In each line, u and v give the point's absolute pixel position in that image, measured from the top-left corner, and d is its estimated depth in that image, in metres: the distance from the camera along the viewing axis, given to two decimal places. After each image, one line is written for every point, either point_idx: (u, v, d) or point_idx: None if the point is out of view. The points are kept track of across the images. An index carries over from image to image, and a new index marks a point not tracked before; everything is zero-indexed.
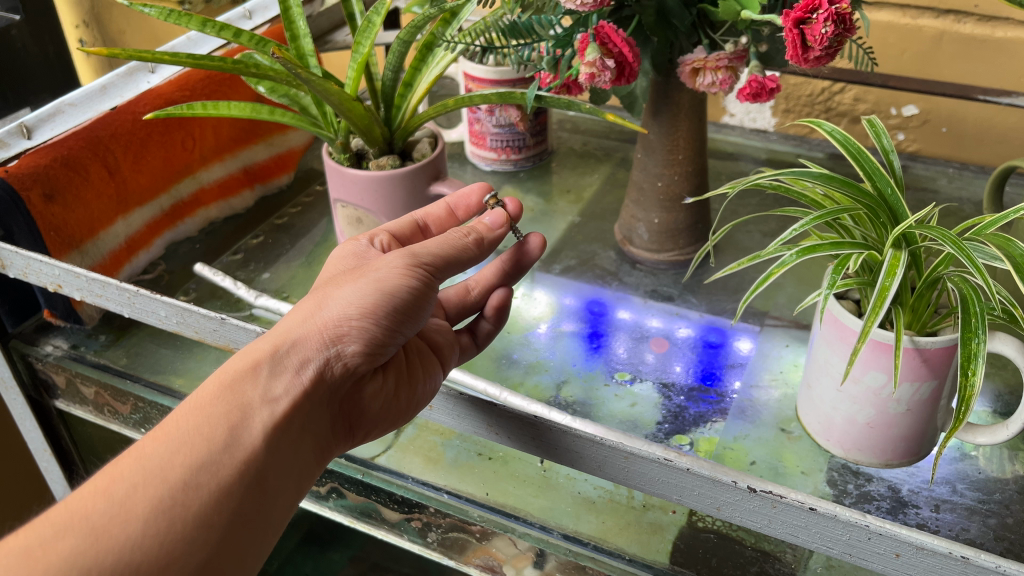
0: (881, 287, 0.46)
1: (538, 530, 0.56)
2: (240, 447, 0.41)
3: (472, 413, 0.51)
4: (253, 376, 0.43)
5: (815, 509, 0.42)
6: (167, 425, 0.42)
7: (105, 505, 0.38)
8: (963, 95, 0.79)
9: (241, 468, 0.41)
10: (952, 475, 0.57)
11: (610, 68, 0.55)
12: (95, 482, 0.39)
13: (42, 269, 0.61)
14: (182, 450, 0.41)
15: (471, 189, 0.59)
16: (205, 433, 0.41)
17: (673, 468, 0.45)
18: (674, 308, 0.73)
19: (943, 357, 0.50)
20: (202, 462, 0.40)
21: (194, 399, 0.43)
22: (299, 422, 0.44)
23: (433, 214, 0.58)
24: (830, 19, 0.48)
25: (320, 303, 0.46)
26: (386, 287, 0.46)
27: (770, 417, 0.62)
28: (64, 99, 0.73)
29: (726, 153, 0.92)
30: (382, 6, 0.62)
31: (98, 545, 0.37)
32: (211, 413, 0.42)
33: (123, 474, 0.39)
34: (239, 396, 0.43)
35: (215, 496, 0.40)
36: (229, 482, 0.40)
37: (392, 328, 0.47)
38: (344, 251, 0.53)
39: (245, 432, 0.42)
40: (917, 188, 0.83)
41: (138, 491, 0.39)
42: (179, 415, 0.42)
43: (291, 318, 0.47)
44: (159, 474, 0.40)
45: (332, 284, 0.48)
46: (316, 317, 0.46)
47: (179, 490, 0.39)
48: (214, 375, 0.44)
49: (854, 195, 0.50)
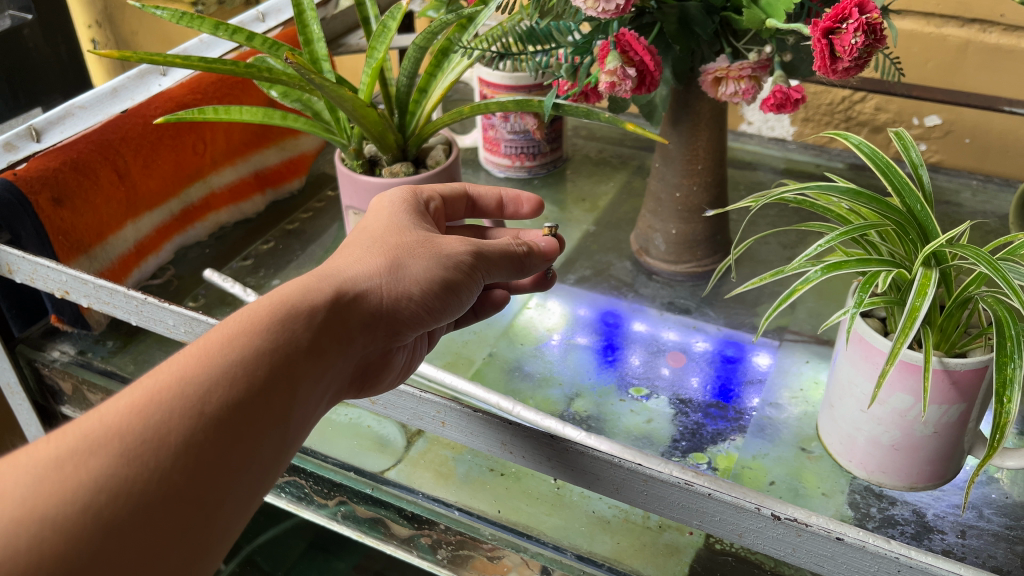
0: (911, 307, 0.45)
1: (551, 550, 0.55)
2: (279, 389, 0.36)
3: (487, 430, 0.49)
4: (306, 318, 0.39)
5: (842, 539, 0.40)
6: (209, 347, 0.36)
7: (142, 426, 0.32)
8: (989, 107, 0.76)
9: (277, 414, 0.36)
10: (979, 500, 0.55)
11: (632, 77, 0.54)
12: (130, 399, 0.33)
13: (48, 275, 0.60)
14: (225, 381, 0.35)
15: (528, 197, 0.58)
16: (249, 368, 0.36)
17: (694, 493, 0.44)
18: (691, 321, 0.71)
19: (972, 380, 0.48)
20: (244, 399, 0.35)
21: (239, 327, 0.37)
22: (336, 372, 0.40)
23: (483, 198, 0.58)
24: (860, 29, 0.46)
25: (391, 263, 0.43)
26: (450, 275, 0.45)
27: (790, 436, 0.61)
28: (74, 103, 0.72)
29: (745, 162, 0.90)
30: (397, 12, 0.61)
31: (127, 472, 0.31)
32: (258, 347, 0.36)
33: (163, 395, 0.34)
34: (287, 335, 0.38)
35: (251, 440, 0.34)
36: (266, 428, 0.35)
37: (437, 306, 0.45)
38: (405, 201, 0.50)
39: (291, 377, 0.37)
40: (940, 202, 0.81)
41: (175, 417, 0.33)
42: (223, 339, 0.36)
43: (357, 265, 0.43)
44: (198, 403, 0.34)
45: (403, 249, 0.44)
46: (384, 276, 0.43)
47: (215, 426, 0.33)
48: (265, 302, 0.39)
49: (883, 212, 0.48)
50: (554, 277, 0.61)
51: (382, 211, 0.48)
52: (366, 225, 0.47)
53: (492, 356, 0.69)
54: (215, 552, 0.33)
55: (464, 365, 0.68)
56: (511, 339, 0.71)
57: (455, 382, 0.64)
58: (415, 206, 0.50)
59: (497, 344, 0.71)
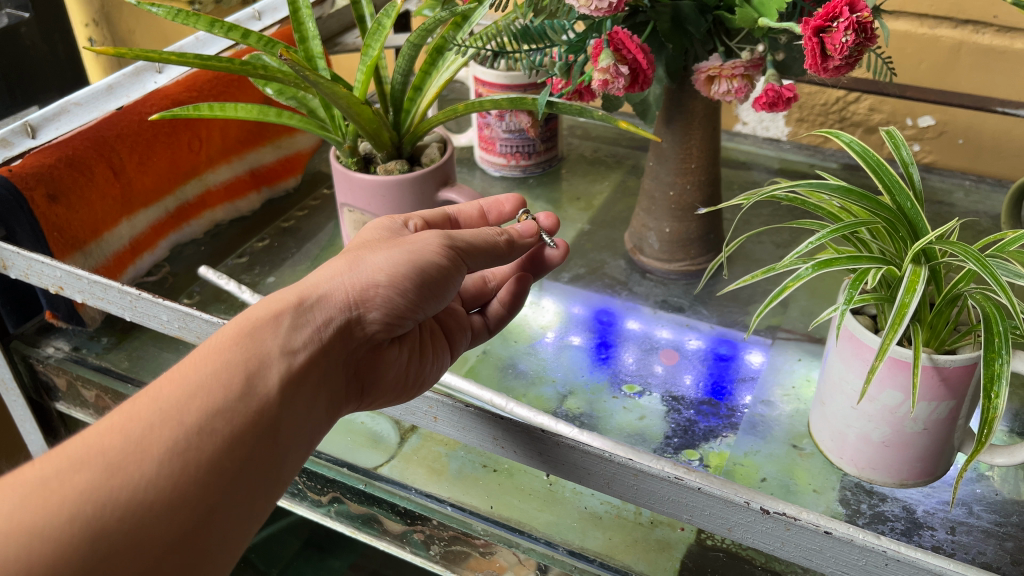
0: (901, 303, 0.45)
1: (543, 545, 0.55)
2: (257, 394, 0.38)
3: (478, 425, 0.50)
4: (275, 326, 0.40)
5: (830, 532, 0.41)
6: (182, 365, 0.38)
7: (121, 442, 0.34)
8: (982, 107, 0.77)
9: (258, 417, 0.37)
10: (968, 497, 0.56)
11: (625, 75, 0.54)
12: (109, 421, 0.35)
13: (43, 271, 0.60)
14: (200, 392, 0.37)
15: (506, 198, 0.58)
16: (222, 378, 0.37)
17: (684, 487, 0.44)
18: (684, 319, 0.72)
19: (962, 376, 0.48)
20: (222, 405, 0.37)
21: (211, 344, 0.39)
22: (318, 374, 0.41)
23: (465, 215, 0.57)
24: (851, 28, 0.47)
25: (353, 262, 0.44)
26: (417, 257, 0.45)
27: (781, 433, 0.61)
28: (69, 99, 0.71)
29: (739, 162, 0.91)
30: (391, 10, 0.61)
31: (112, 483, 0.33)
32: (230, 358, 0.38)
33: (141, 413, 0.36)
34: (259, 345, 0.39)
35: (232, 443, 0.36)
36: (248, 431, 0.37)
37: (414, 290, 0.45)
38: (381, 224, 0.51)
39: (268, 381, 0.38)
40: (933, 202, 0.81)
41: (154, 431, 0.35)
42: (194, 357, 0.38)
43: (318, 273, 0.44)
44: (176, 416, 0.36)
45: (364, 248, 0.45)
46: (348, 275, 0.44)
47: (195, 434, 0.35)
48: (234, 321, 0.41)
49: (873, 209, 0.49)
50: (562, 246, 0.56)
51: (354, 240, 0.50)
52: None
53: (486, 354, 0.69)
54: (213, 551, 0.35)
55: (458, 363, 0.68)
56: (505, 337, 0.71)
57: (449, 378, 0.65)
58: (391, 225, 0.51)
59: (491, 342, 0.71)
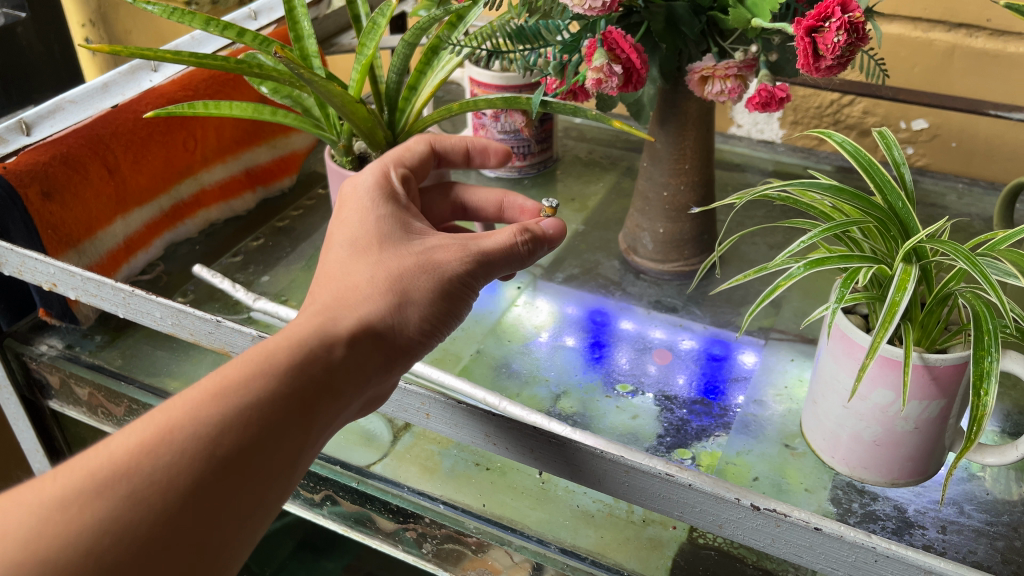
0: (891, 302, 0.45)
1: (535, 543, 0.55)
2: (293, 432, 0.35)
3: (470, 422, 0.50)
4: (323, 358, 0.37)
5: (820, 529, 0.41)
6: (225, 384, 0.35)
7: (150, 468, 0.32)
8: (974, 110, 0.77)
9: (290, 458, 0.35)
10: (959, 496, 0.56)
11: (618, 74, 0.54)
12: (139, 437, 0.33)
13: (37, 267, 0.60)
14: (239, 424, 0.34)
15: (491, 145, 0.59)
16: (264, 411, 0.35)
17: (674, 484, 0.44)
18: (678, 319, 0.72)
19: (953, 375, 0.48)
20: (258, 441, 0.34)
21: (256, 363, 0.36)
22: (349, 407, 0.39)
23: (449, 152, 0.57)
24: (842, 28, 0.47)
25: (398, 299, 0.42)
26: (452, 295, 0.44)
27: (773, 433, 0.61)
28: (64, 97, 0.72)
29: (733, 164, 0.91)
30: (386, 9, 0.62)
31: (133, 516, 0.31)
32: (274, 389, 0.35)
33: (173, 436, 0.33)
34: (305, 377, 0.37)
35: (258, 482, 0.34)
36: (279, 471, 0.35)
37: (441, 323, 0.44)
38: (380, 187, 0.47)
39: (306, 418, 0.36)
40: (925, 204, 0.82)
41: (184, 460, 0.33)
42: (239, 377, 0.35)
43: (358, 291, 0.41)
44: (209, 447, 0.33)
45: (407, 276, 0.42)
46: (392, 312, 0.41)
47: (225, 470, 0.33)
48: (283, 338, 0.38)
49: (865, 209, 0.49)
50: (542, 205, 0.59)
51: (350, 201, 0.47)
52: (354, 233, 0.45)
53: (480, 353, 0.70)
54: None
55: (451, 362, 0.69)
56: (499, 336, 0.72)
57: (442, 377, 0.65)
58: (394, 195, 0.47)
59: (484, 341, 0.71)
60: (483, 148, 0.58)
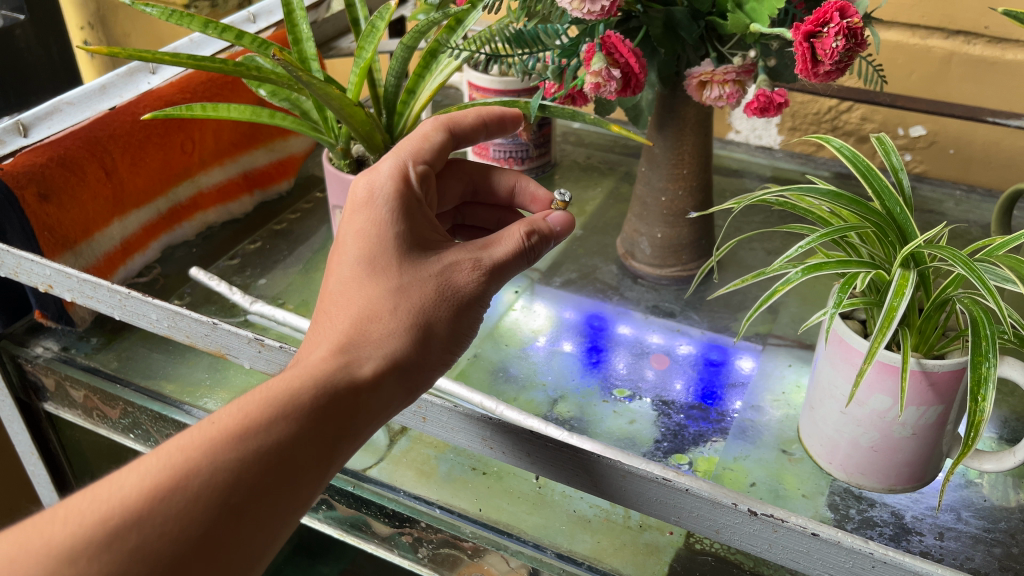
0: (889, 307, 0.45)
1: (532, 548, 0.55)
2: (309, 477, 0.36)
3: (467, 426, 0.50)
4: (341, 400, 0.38)
5: (817, 534, 0.41)
6: (244, 427, 0.35)
7: (163, 516, 0.32)
8: (972, 117, 0.77)
9: (305, 500, 0.36)
10: (957, 503, 0.56)
11: (616, 78, 0.54)
12: (153, 480, 0.33)
13: (33, 269, 0.60)
14: (256, 469, 0.34)
15: (508, 114, 0.53)
16: (282, 455, 0.35)
17: (672, 488, 0.44)
18: (675, 324, 0.72)
19: (951, 381, 0.48)
20: (273, 488, 0.34)
21: (277, 404, 0.36)
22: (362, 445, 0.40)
23: (467, 131, 0.51)
24: (841, 33, 0.47)
25: (417, 333, 0.42)
26: (463, 327, 0.44)
27: (771, 438, 0.61)
28: (61, 98, 0.72)
29: (731, 169, 0.91)
30: (385, 13, 0.62)
31: (143, 568, 0.31)
32: (294, 433, 0.36)
33: (189, 481, 0.33)
34: (324, 420, 0.37)
35: (271, 529, 0.34)
36: (290, 515, 0.35)
37: (452, 351, 0.44)
38: (399, 195, 0.45)
39: (322, 462, 0.37)
40: (923, 210, 0.82)
41: (198, 507, 0.33)
42: (258, 419, 0.35)
43: (369, 320, 0.41)
44: (225, 494, 0.33)
45: (426, 306, 0.42)
46: (411, 347, 0.42)
47: (239, 518, 0.33)
48: (302, 376, 0.38)
49: (863, 213, 0.49)
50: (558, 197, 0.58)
51: (364, 209, 0.45)
52: (369, 245, 0.43)
53: (477, 357, 0.69)
54: None
55: (448, 365, 0.68)
56: (496, 340, 0.71)
57: (439, 381, 0.64)
58: (412, 201, 0.45)
59: (482, 345, 0.71)
60: (500, 119, 0.53)
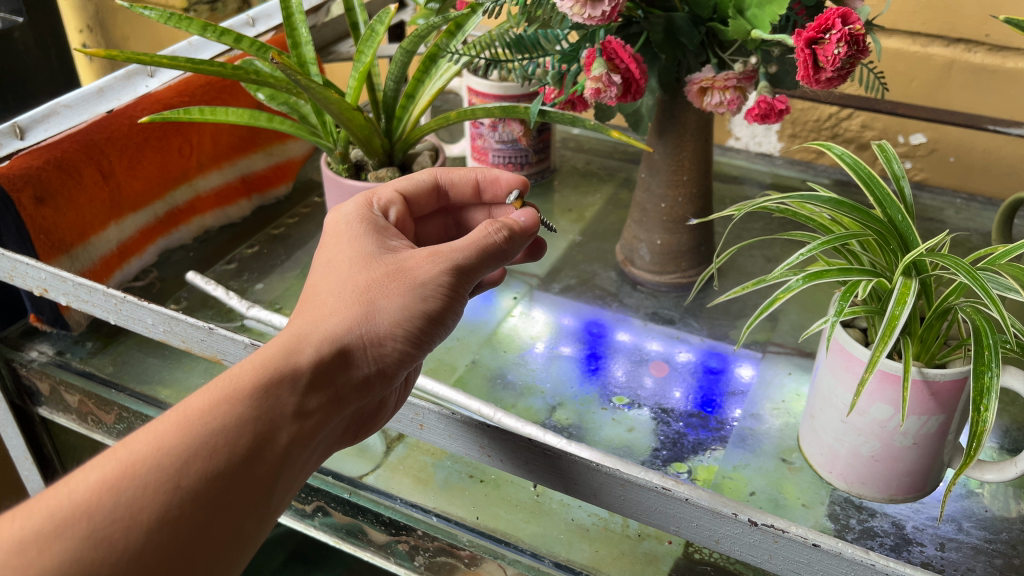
0: (890, 316, 0.44)
1: (528, 557, 0.54)
2: (260, 458, 0.35)
3: (465, 434, 0.49)
4: (292, 381, 0.37)
5: (818, 545, 0.40)
6: (190, 415, 0.35)
7: (112, 505, 0.32)
8: (973, 125, 0.77)
9: (260, 482, 0.35)
10: (958, 513, 0.55)
11: (617, 84, 0.54)
12: (103, 472, 0.33)
13: (28, 272, 0.59)
14: (202, 452, 0.34)
15: (506, 179, 0.56)
16: (230, 437, 0.35)
17: (671, 498, 0.43)
18: (674, 331, 0.71)
19: (952, 390, 0.48)
20: (223, 469, 0.34)
21: (222, 391, 0.36)
22: (325, 428, 0.39)
23: (457, 184, 0.56)
24: (843, 40, 0.47)
25: (368, 309, 0.41)
26: (433, 313, 0.43)
27: (770, 447, 0.61)
28: (59, 101, 0.70)
29: (731, 176, 0.91)
30: (384, 16, 0.61)
31: (94, 555, 0.31)
32: (241, 415, 0.36)
33: (137, 470, 0.33)
34: (273, 403, 0.37)
35: (226, 511, 0.34)
36: (245, 497, 0.35)
37: (422, 339, 0.43)
38: (362, 217, 0.48)
39: (273, 443, 0.36)
40: (923, 218, 0.82)
41: (146, 494, 0.33)
42: (202, 407, 0.36)
43: (329, 314, 0.41)
44: (173, 480, 0.33)
45: (376, 287, 0.42)
46: (362, 325, 0.41)
47: (190, 500, 0.33)
48: (250, 363, 0.38)
49: (864, 221, 0.48)
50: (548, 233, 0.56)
51: (331, 232, 0.47)
52: (330, 256, 0.45)
53: (474, 364, 0.69)
54: None
55: (446, 372, 0.68)
56: (494, 347, 0.71)
57: (437, 388, 0.64)
58: (373, 221, 0.48)
59: (480, 352, 0.70)
60: (495, 181, 0.56)
